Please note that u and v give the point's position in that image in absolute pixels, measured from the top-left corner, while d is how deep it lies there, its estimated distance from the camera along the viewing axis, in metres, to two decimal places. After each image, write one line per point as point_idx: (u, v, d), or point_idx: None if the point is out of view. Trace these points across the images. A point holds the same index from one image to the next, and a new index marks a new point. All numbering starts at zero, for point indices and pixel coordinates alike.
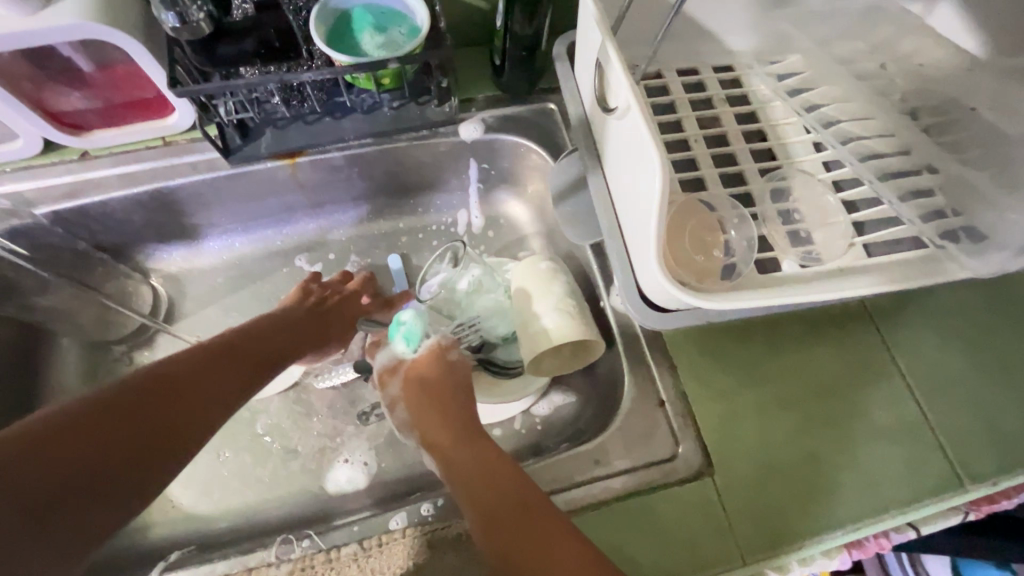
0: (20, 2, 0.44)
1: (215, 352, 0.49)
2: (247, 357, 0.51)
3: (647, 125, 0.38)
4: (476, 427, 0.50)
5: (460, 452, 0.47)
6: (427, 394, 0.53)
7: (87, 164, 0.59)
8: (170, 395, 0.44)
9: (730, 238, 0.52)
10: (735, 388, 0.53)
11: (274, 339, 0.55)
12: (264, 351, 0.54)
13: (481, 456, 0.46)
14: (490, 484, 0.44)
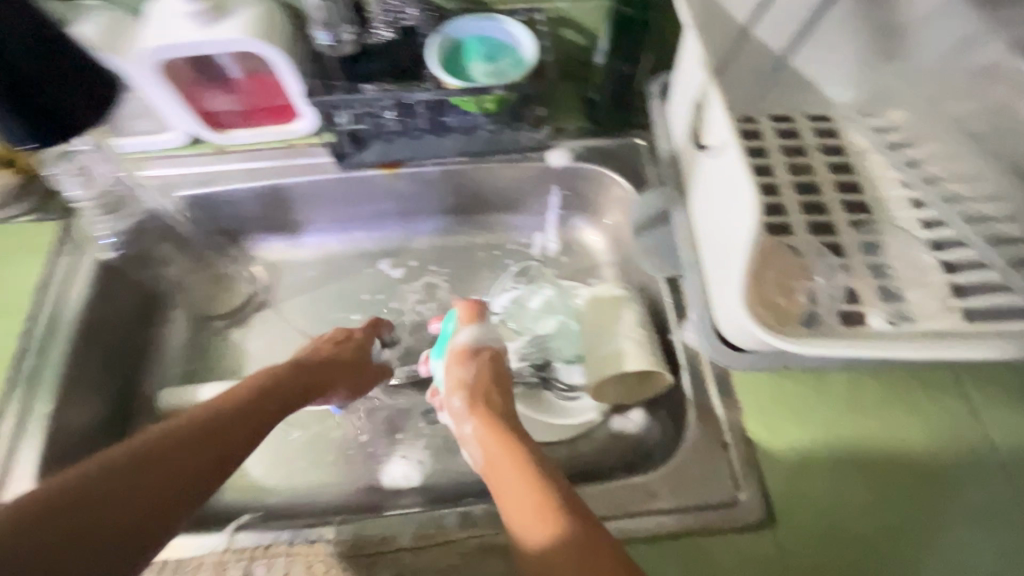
0: (203, 16, 0.53)
1: (228, 407, 0.48)
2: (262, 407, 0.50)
3: (742, 161, 0.39)
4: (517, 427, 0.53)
5: (500, 447, 0.50)
6: (476, 388, 0.56)
7: (221, 157, 0.67)
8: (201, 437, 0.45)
9: (816, 285, 0.51)
10: (805, 442, 0.51)
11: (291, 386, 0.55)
12: (282, 398, 0.53)
13: (527, 463, 0.47)
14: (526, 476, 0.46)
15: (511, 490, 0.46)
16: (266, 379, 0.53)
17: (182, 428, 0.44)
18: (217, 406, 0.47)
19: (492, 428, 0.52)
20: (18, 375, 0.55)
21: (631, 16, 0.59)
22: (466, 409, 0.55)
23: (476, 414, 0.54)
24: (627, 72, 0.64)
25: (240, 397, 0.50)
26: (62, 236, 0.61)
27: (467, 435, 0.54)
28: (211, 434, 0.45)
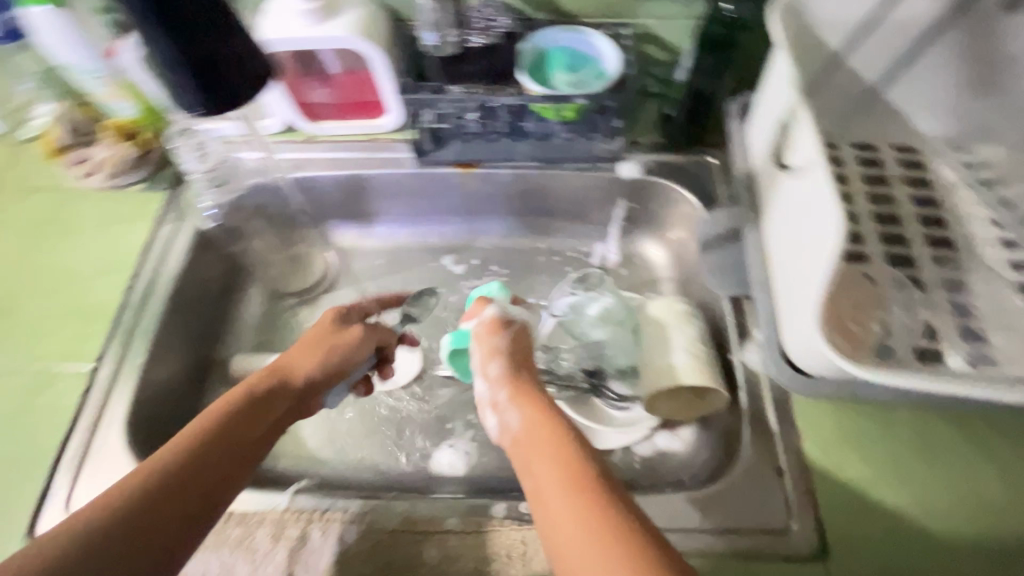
0: (315, 13, 0.57)
1: (208, 436, 0.44)
2: (247, 432, 0.46)
3: (830, 181, 0.39)
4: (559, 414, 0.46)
5: (538, 434, 0.44)
6: (514, 374, 0.52)
7: (309, 145, 0.71)
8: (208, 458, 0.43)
9: (891, 317, 0.49)
10: (867, 478, 0.50)
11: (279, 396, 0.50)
12: (268, 414, 0.49)
13: (562, 444, 0.42)
14: (562, 465, 0.39)
15: (546, 482, 0.39)
16: (248, 395, 0.49)
17: (163, 472, 0.40)
18: (197, 439, 0.43)
19: (530, 412, 0.47)
20: (119, 326, 0.60)
21: (719, 34, 0.59)
22: (504, 390, 0.50)
23: (514, 396, 0.49)
24: (707, 90, 0.64)
25: (221, 426, 0.45)
26: (167, 206, 0.67)
27: (506, 417, 0.48)
28: (195, 475, 0.41)
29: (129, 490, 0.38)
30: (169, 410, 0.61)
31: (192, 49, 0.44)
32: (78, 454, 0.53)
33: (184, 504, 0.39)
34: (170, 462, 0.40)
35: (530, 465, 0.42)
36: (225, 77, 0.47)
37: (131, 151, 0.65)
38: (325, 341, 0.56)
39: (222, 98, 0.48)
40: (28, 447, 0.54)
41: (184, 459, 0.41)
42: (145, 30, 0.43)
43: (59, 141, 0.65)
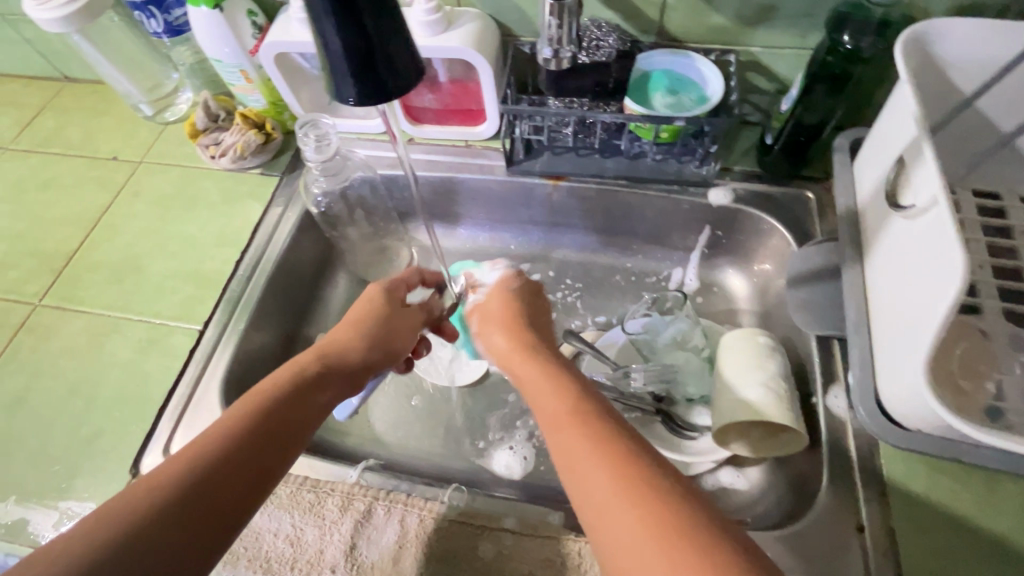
0: (435, 24, 0.61)
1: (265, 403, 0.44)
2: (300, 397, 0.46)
3: (954, 225, 0.37)
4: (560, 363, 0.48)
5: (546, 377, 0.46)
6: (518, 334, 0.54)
7: (410, 146, 0.76)
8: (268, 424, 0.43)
9: (1006, 379, 0.46)
10: (963, 552, 0.45)
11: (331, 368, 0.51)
12: (323, 380, 0.50)
13: (562, 398, 0.43)
14: (572, 401, 0.42)
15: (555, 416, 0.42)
16: (295, 377, 0.48)
17: (227, 436, 0.40)
18: (253, 406, 0.44)
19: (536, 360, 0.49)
20: (227, 294, 0.66)
21: (833, 66, 0.57)
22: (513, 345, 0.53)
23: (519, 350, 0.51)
24: (814, 123, 0.62)
25: (269, 398, 0.45)
26: (278, 191, 0.73)
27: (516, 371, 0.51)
28: (259, 437, 0.42)
29: (196, 453, 0.38)
30: (259, 376, 0.66)
31: (363, 46, 0.37)
32: (181, 404, 0.59)
33: (252, 461, 0.40)
34: (231, 426, 0.41)
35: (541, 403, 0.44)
36: (394, 77, 0.40)
37: (255, 138, 0.73)
38: (368, 318, 0.57)
39: (373, 93, 0.40)
40: (140, 393, 0.60)
41: (241, 425, 0.42)
42: (319, 26, 0.37)
43: (195, 124, 0.74)
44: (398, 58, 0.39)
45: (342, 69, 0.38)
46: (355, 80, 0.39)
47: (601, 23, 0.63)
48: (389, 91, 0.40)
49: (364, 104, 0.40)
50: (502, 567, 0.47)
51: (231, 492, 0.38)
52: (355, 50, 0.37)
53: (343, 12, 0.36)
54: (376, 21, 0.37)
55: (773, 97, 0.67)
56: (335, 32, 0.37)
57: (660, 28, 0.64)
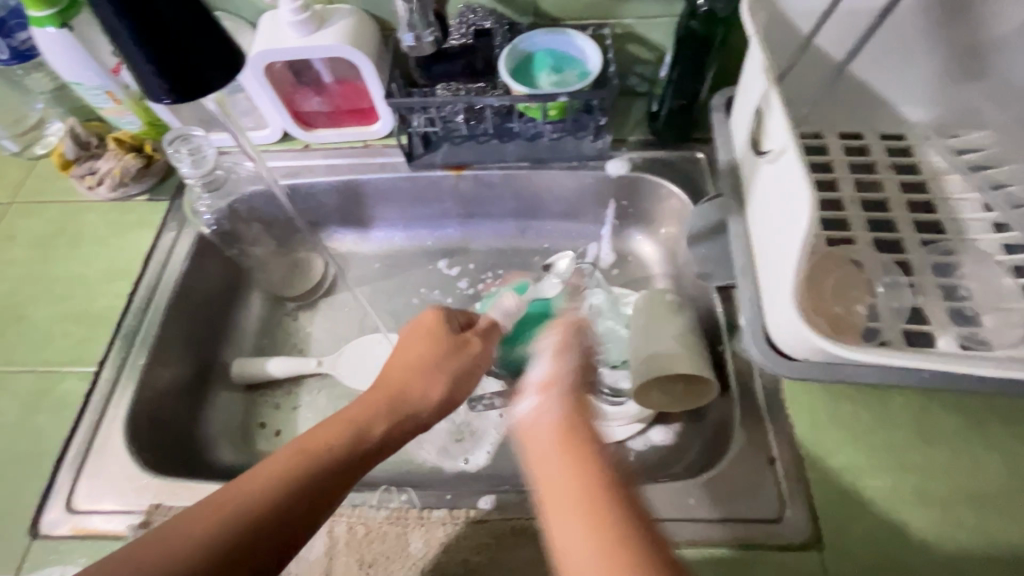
0: (304, 24, 0.59)
1: (274, 485, 0.40)
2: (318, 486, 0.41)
3: (800, 163, 0.40)
4: (570, 390, 0.41)
5: (555, 432, 0.38)
6: (575, 389, 0.41)
7: (306, 153, 0.73)
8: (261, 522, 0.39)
9: (878, 300, 0.49)
10: (865, 467, 0.49)
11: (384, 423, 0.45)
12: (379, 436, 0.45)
13: (596, 491, 0.34)
14: (575, 460, 0.36)
15: (561, 498, 0.35)
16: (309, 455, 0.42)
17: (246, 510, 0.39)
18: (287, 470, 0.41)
19: (558, 421, 0.39)
20: (121, 330, 0.62)
21: (697, 30, 0.59)
22: (552, 399, 0.40)
23: (562, 412, 0.39)
24: (691, 87, 0.65)
25: (267, 489, 0.40)
26: (169, 216, 0.70)
27: (528, 416, 0.40)
28: (288, 516, 0.40)
29: (215, 537, 0.37)
30: (171, 412, 0.62)
31: (165, 47, 0.41)
32: (82, 452, 0.55)
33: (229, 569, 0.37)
34: (257, 498, 0.39)
35: (548, 460, 0.37)
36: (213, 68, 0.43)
37: (134, 163, 0.69)
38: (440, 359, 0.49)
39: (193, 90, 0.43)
40: (34, 448, 0.56)
41: (228, 524, 0.38)
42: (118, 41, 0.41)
43: (64, 155, 0.69)
44: (212, 49, 0.43)
45: (151, 72, 0.42)
46: (168, 77, 0.42)
47: (476, 8, 0.64)
48: (212, 84, 0.44)
49: (184, 102, 0.44)
50: (437, 559, 0.47)
51: None
52: (158, 49, 0.41)
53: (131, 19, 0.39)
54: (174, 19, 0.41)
55: (655, 66, 0.70)
56: (135, 42, 0.40)
57: (535, 8, 0.65)
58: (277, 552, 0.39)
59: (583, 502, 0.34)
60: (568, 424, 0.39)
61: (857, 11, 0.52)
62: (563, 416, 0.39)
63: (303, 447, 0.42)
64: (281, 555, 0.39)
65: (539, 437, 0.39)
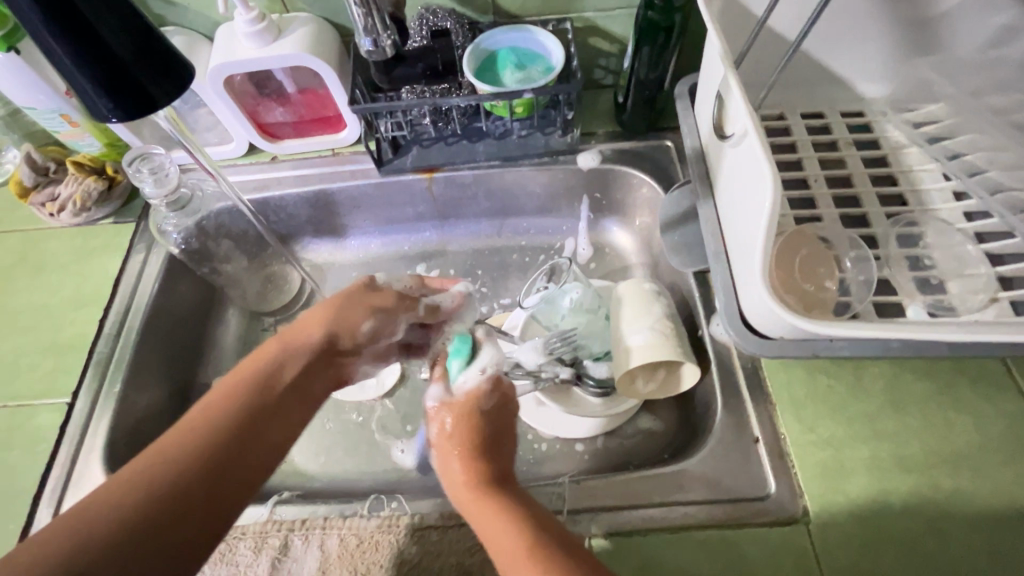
0: (261, 34, 0.58)
1: (242, 400, 0.46)
2: (276, 403, 0.47)
3: (762, 146, 0.40)
4: (484, 418, 0.53)
5: (466, 487, 0.48)
6: (463, 429, 0.52)
7: (275, 165, 0.72)
8: (242, 437, 0.44)
9: (846, 275, 0.51)
10: (845, 439, 0.50)
11: (301, 374, 0.49)
12: (291, 379, 0.49)
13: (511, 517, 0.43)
14: (487, 504, 0.45)
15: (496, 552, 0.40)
16: (261, 373, 0.48)
17: (190, 447, 0.42)
18: (233, 410, 0.45)
19: (463, 456, 0.51)
20: (95, 357, 0.61)
21: (656, 21, 0.59)
22: (445, 442, 0.52)
23: (457, 454, 0.51)
24: (655, 78, 0.65)
25: (243, 399, 0.46)
26: (137, 237, 0.68)
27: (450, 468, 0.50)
28: (242, 441, 0.44)
29: (203, 435, 0.43)
30: (153, 436, 0.61)
31: (108, 64, 0.40)
32: (60, 485, 0.54)
33: (221, 469, 0.42)
34: (209, 425, 0.43)
35: (471, 497, 0.46)
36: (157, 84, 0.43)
37: (96, 186, 0.67)
38: (355, 322, 0.52)
39: (139, 107, 0.43)
40: (10, 485, 0.54)
41: (214, 432, 0.43)
42: (53, 57, 0.40)
43: (22, 183, 0.67)
44: (155, 67, 0.42)
45: (93, 91, 0.41)
46: (112, 97, 0.41)
47: (435, 9, 0.63)
48: (156, 101, 0.43)
49: (131, 120, 0.43)
50: (429, 565, 0.46)
51: (205, 494, 0.40)
52: (102, 70, 0.40)
53: (69, 35, 0.38)
54: (115, 34, 0.40)
55: (618, 58, 0.70)
56: (73, 58, 0.39)
57: (494, 7, 0.65)
58: (230, 481, 0.42)
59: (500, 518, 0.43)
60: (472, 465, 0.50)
61: None
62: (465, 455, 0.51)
63: (241, 381, 0.47)
64: (247, 482, 0.43)
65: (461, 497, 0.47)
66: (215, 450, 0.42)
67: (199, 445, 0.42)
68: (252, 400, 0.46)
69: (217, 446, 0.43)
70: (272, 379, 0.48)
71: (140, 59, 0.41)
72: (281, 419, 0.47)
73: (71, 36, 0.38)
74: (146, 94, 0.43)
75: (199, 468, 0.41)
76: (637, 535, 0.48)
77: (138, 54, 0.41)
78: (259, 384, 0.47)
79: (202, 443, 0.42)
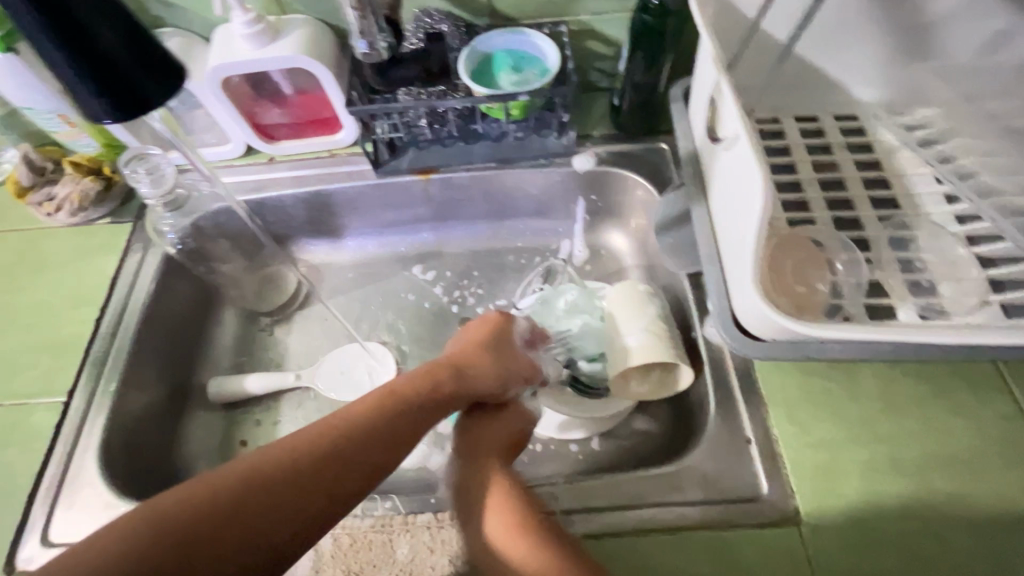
0: (259, 36, 0.59)
1: (364, 424, 0.45)
2: (392, 433, 0.45)
3: (754, 150, 0.40)
4: (511, 428, 0.56)
5: (486, 483, 0.50)
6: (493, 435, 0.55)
7: (272, 166, 0.72)
8: (339, 464, 0.42)
9: (838, 278, 0.51)
10: (836, 440, 0.50)
11: (411, 404, 0.48)
12: (418, 412, 0.48)
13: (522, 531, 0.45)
14: (498, 499, 0.47)
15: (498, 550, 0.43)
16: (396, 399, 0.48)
17: (287, 460, 0.40)
18: (350, 429, 0.44)
19: (468, 457, 0.54)
20: (91, 356, 0.61)
21: (651, 24, 0.60)
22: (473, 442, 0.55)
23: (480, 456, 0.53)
24: (650, 81, 0.66)
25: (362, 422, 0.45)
26: (134, 237, 0.68)
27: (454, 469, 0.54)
28: (339, 467, 0.42)
29: (306, 448, 0.42)
30: (148, 436, 0.62)
31: (100, 62, 0.40)
32: (55, 485, 0.54)
33: (311, 493, 0.40)
34: (315, 442, 0.42)
35: (487, 495, 0.48)
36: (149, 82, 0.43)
37: (93, 186, 0.67)
38: (497, 353, 0.58)
39: (134, 106, 0.43)
40: (6, 484, 0.54)
41: (315, 450, 0.42)
42: (45, 55, 0.40)
43: (19, 182, 0.67)
44: (147, 65, 0.42)
45: (85, 89, 0.41)
46: (104, 95, 0.41)
47: (432, 12, 0.65)
48: (150, 99, 0.43)
49: (123, 118, 0.43)
50: (422, 564, 0.47)
51: (282, 516, 0.38)
52: (94, 68, 0.40)
53: (60, 31, 0.38)
54: (105, 30, 0.40)
55: (614, 61, 0.71)
56: (64, 55, 0.39)
57: (491, 9, 0.65)
58: (310, 508, 0.40)
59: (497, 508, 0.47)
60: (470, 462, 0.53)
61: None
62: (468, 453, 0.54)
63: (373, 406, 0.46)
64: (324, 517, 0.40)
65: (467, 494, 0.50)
66: (309, 470, 0.41)
67: (294, 460, 0.41)
68: (367, 425, 0.45)
69: (314, 467, 0.41)
70: (393, 405, 0.47)
71: (133, 57, 0.41)
72: (387, 452, 0.45)
73: (63, 33, 0.38)
74: (140, 93, 0.43)
75: (289, 485, 0.39)
76: (630, 536, 0.48)
77: (130, 51, 0.41)
78: (385, 411, 0.46)
79: (297, 458, 0.41)
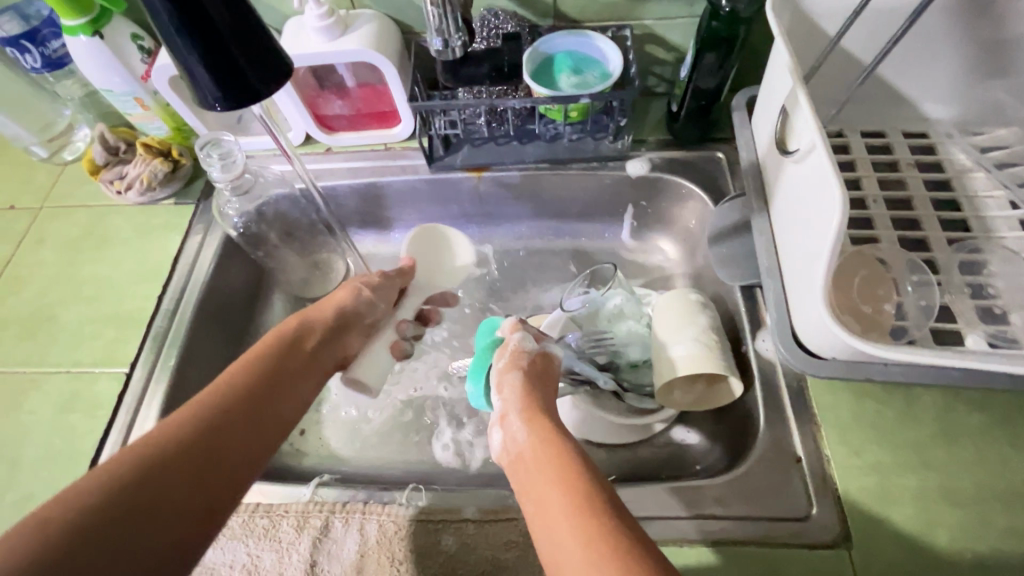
0: (330, 29, 0.60)
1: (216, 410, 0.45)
2: (239, 415, 0.46)
3: (832, 163, 0.39)
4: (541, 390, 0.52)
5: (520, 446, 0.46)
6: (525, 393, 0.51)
7: (329, 156, 0.74)
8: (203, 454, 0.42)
9: (904, 299, 0.50)
10: (891, 467, 0.49)
11: (259, 385, 0.49)
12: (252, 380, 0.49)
13: (568, 483, 0.41)
14: (542, 457, 0.44)
15: (547, 507, 0.40)
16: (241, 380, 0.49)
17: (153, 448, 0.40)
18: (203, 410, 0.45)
19: (529, 422, 0.48)
20: (153, 330, 0.64)
21: (719, 30, 0.59)
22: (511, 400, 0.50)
23: (524, 415, 0.49)
24: (712, 88, 0.65)
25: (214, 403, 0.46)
26: (196, 219, 0.71)
27: (512, 432, 0.48)
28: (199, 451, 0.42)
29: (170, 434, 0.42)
30: None
31: (217, 52, 0.42)
32: (114, 452, 0.56)
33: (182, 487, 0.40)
34: (180, 429, 0.43)
35: (532, 452, 0.45)
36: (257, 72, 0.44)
37: (162, 167, 0.70)
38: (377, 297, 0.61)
39: (239, 93, 0.44)
40: (71, 447, 0.57)
41: (178, 434, 0.42)
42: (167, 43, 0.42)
43: (95, 160, 0.70)
44: (256, 57, 0.44)
45: (204, 79, 0.43)
46: (219, 83, 0.43)
47: (498, 12, 0.65)
48: (256, 89, 0.45)
49: (232, 107, 0.45)
50: (465, 558, 0.47)
51: (160, 504, 0.39)
52: (213, 56, 0.42)
53: (186, 21, 0.40)
54: (225, 18, 0.41)
55: (673, 66, 0.70)
56: (186, 44, 0.41)
57: (554, 10, 0.65)
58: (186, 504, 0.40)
59: (561, 488, 0.40)
60: (535, 431, 0.47)
61: (881, 11, 0.52)
62: (529, 416, 0.48)
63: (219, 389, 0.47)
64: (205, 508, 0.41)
65: (520, 461, 0.46)
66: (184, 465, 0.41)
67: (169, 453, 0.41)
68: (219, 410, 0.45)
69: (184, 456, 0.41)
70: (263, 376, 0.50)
71: (246, 46, 0.43)
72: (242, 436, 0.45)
73: (185, 22, 0.40)
74: (249, 83, 0.45)
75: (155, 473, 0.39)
76: (672, 546, 0.48)
77: (244, 39, 0.43)
78: (230, 393, 0.47)
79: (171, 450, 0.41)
